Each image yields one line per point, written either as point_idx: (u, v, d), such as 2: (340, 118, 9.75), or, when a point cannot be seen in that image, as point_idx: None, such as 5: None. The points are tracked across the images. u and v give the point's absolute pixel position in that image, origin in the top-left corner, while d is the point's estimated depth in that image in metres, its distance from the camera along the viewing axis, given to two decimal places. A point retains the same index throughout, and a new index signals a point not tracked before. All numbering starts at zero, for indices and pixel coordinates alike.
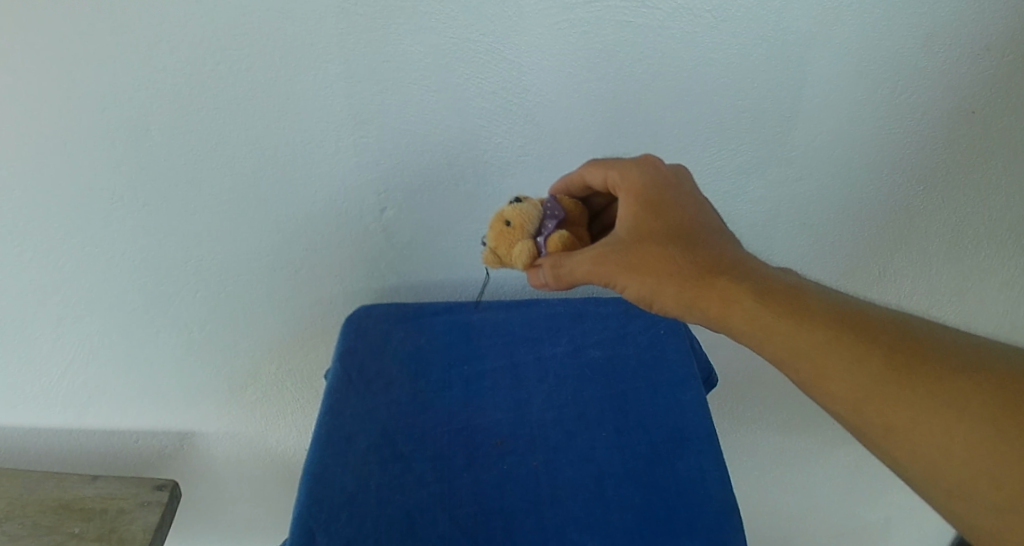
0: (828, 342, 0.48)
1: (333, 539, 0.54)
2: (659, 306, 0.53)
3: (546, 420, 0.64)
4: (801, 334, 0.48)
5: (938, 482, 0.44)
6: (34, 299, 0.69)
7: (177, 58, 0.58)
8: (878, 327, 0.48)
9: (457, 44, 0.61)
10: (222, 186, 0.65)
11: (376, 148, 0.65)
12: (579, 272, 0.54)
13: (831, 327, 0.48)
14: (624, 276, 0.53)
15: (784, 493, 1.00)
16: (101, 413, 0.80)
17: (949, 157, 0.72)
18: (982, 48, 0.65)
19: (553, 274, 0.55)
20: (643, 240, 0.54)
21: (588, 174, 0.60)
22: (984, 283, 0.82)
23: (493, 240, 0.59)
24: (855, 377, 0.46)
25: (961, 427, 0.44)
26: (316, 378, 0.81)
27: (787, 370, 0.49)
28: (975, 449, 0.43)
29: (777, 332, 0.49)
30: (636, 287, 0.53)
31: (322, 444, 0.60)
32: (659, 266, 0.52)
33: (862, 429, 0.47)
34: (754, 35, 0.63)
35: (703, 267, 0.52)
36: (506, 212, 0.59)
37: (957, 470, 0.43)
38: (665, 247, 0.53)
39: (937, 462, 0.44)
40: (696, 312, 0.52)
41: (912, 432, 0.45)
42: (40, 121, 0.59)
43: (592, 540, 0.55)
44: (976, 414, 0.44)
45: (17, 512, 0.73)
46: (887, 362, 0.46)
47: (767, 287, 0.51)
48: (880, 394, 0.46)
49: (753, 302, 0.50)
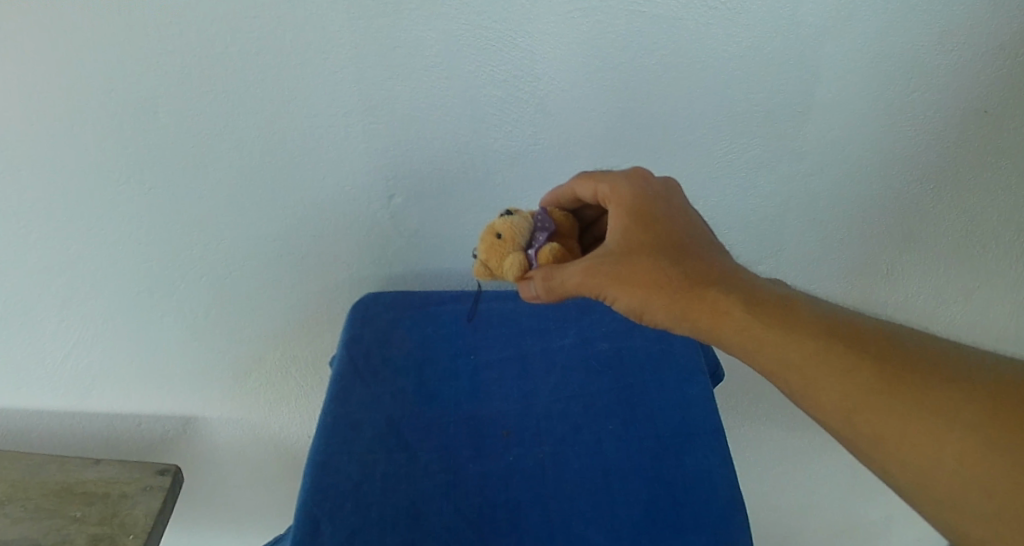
0: (817, 355, 0.47)
1: (338, 528, 0.53)
2: (649, 317, 0.52)
3: (553, 412, 0.63)
4: (792, 347, 0.48)
5: (929, 493, 0.44)
6: (38, 280, 0.69)
7: (186, 39, 0.57)
8: (868, 338, 0.48)
9: (469, 31, 0.60)
10: (230, 170, 0.65)
11: (385, 134, 0.65)
12: (571, 284, 0.53)
13: (820, 339, 0.48)
14: (615, 288, 0.52)
15: (786, 488, 1.00)
16: (104, 397, 0.80)
17: (961, 156, 0.71)
18: (996, 47, 0.64)
19: (544, 286, 0.54)
20: (633, 251, 0.52)
21: (577, 187, 0.58)
22: (992, 284, 0.82)
23: (483, 253, 0.58)
24: (846, 388, 0.46)
25: (953, 436, 0.43)
26: (320, 365, 0.81)
27: (776, 381, 0.49)
28: (966, 457, 0.43)
29: (767, 344, 0.48)
30: (626, 298, 0.52)
31: (327, 432, 0.60)
32: (648, 277, 0.51)
33: (853, 439, 0.47)
34: (769, 28, 0.62)
35: (692, 278, 0.51)
36: (497, 225, 0.58)
37: (949, 480, 0.43)
38: (655, 258, 0.52)
39: (929, 472, 0.44)
40: (687, 324, 0.51)
41: (902, 443, 0.45)
42: (46, 101, 0.59)
43: (597, 533, 0.55)
44: (967, 424, 0.43)
45: (19, 495, 0.72)
46: (876, 374, 0.46)
47: (756, 298, 0.50)
48: (871, 406, 0.46)
49: (743, 314, 0.49)
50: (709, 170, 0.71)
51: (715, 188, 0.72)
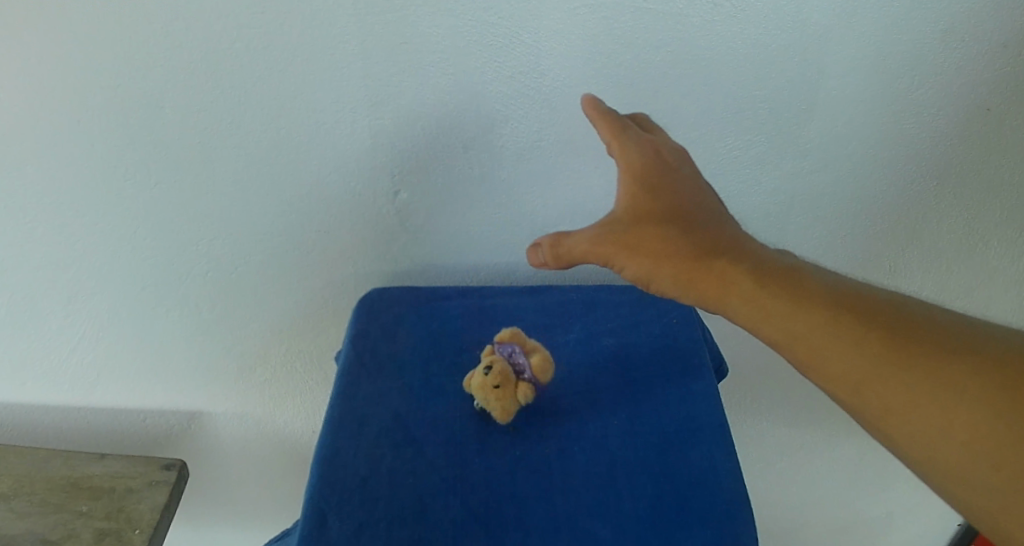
0: (824, 326, 0.48)
1: (345, 522, 0.53)
2: (656, 287, 0.52)
3: (558, 407, 0.63)
4: (798, 317, 0.48)
5: (935, 464, 0.45)
6: (44, 274, 0.69)
7: (193, 34, 0.57)
8: (876, 310, 0.49)
9: (475, 27, 0.60)
10: (237, 165, 0.65)
11: (391, 130, 0.65)
12: (579, 251, 0.51)
13: (828, 310, 0.48)
14: (623, 257, 0.51)
15: (789, 483, 1.00)
16: (109, 391, 0.80)
17: (964, 153, 0.71)
18: (1000, 45, 0.64)
19: (551, 253, 0.52)
20: (641, 220, 0.52)
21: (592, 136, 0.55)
22: (995, 281, 0.82)
23: (491, 403, 0.60)
24: (854, 360, 0.47)
25: (962, 409, 0.44)
26: (325, 360, 0.81)
27: (783, 351, 0.50)
28: (974, 431, 0.44)
29: (775, 315, 0.49)
30: (634, 267, 0.51)
31: (334, 427, 0.60)
32: (657, 246, 0.51)
33: (860, 410, 0.48)
34: (775, 25, 0.62)
35: (701, 249, 0.51)
36: (484, 379, 0.60)
37: (956, 451, 0.44)
38: (663, 228, 0.52)
39: (936, 442, 0.45)
40: (693, 293, 0.51)
41: (910, 415, 0.46)
42: (53, 96, 0.59)
43: (603, 528, 0.55)
44: (975, 395, 0.44)
45: (25, 489, 0.72)
46: (884, 346, 0.47)
47: (763, 269, 0.51)
48: (879, 378, 0.46)
49: (750, 285, 0.50)
50: (714, 167, 0.71)
51: (720, 184, 0.72)
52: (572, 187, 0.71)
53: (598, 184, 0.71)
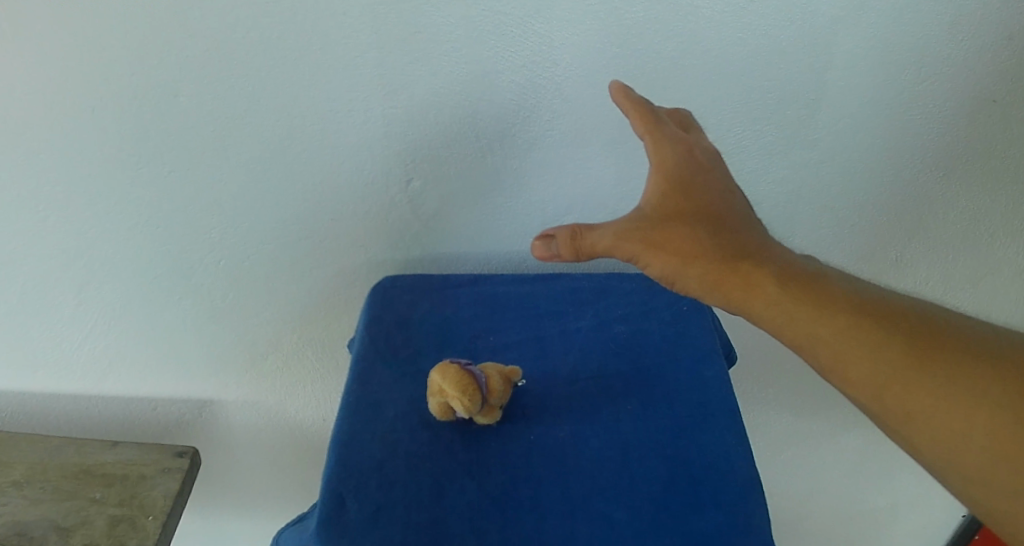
0: (849, 330, 0.49)
1: (363, 505, 0.54)
2: (679, 285, 0.52)
3: (570, 393, 0.64)
4: (823, 320, 0.49)
5: (954, 465, 0.47)
6: (58, 261, 0.69)
7: (207, 23, 0.57)
8: (898, 315, 0.50)
9: (488, 17, 0.61)
10: (251, 152, 0.65)
11: (403, 119, 0.65)
12: (601, 247, 0.51)
13: (853, 315, 0.49)
14: (646, 255, 0.51)
15: (795, 472, 1.01)
16: (121, 380, 0.80)
17: (970, 143, 0.72)
18: (1006, 37, 0.65)
19: (569, 245, 0.51)
20: (669, 219, 0.52)
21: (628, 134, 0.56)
22: (999, 270, 0.83)
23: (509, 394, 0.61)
24: (876, 365, 0.48)
25: (981, 414, 0.46)
26: (336, 349, 0.81)
27: (805, 354, 0.51)
28: (992, 434, 0.45)
29: (799, 318, 0.50)
30: (659, 265, 0.51)
31: (350, 412, 0.60)
32: (684, 246, 0.51)
33: (880, 414, 0.49)
34: (785, 16, 0.63)
35: (728, 251, 0.51)
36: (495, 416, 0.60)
37: (975, 454, 0.46)
38: (693, 227, 0.52)
39: (955, 445, 0.46)
40: (717, 295, 0.51)
41: (931, 418, 0.47)
42: (69, 84, 0.59)
43: (618, 509, 0.55)
44: (994, 399, 0.46)
45: (38, 476, 0.72)
46: (907, 351, 0.48)
47: (789, 272, 0.51)
48: (901, 382, 0.48)
49: (776, 289, 0.50)
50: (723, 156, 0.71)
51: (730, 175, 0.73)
52: (583, 176, 0.72)
53: (608, 172, 0.72)
